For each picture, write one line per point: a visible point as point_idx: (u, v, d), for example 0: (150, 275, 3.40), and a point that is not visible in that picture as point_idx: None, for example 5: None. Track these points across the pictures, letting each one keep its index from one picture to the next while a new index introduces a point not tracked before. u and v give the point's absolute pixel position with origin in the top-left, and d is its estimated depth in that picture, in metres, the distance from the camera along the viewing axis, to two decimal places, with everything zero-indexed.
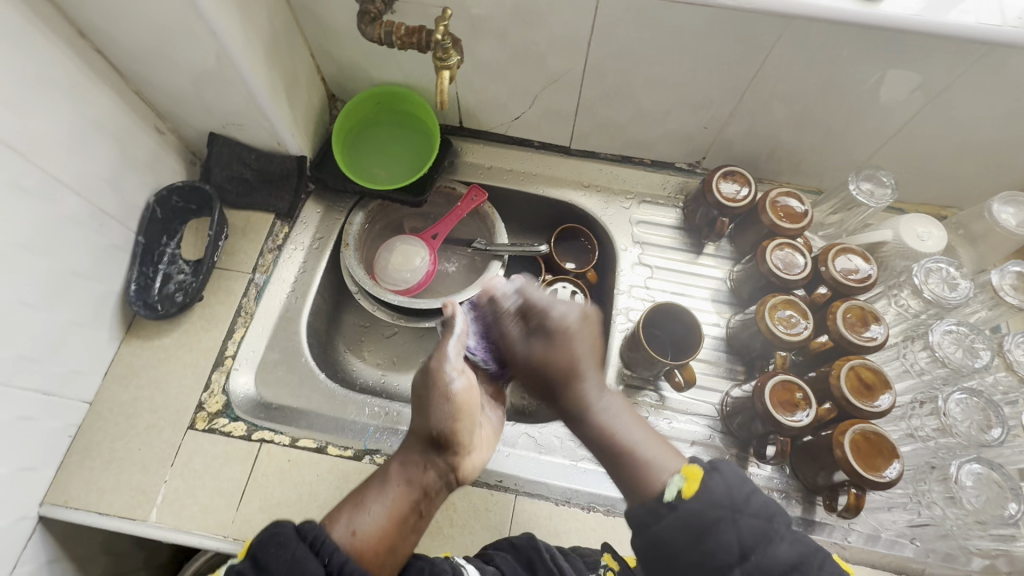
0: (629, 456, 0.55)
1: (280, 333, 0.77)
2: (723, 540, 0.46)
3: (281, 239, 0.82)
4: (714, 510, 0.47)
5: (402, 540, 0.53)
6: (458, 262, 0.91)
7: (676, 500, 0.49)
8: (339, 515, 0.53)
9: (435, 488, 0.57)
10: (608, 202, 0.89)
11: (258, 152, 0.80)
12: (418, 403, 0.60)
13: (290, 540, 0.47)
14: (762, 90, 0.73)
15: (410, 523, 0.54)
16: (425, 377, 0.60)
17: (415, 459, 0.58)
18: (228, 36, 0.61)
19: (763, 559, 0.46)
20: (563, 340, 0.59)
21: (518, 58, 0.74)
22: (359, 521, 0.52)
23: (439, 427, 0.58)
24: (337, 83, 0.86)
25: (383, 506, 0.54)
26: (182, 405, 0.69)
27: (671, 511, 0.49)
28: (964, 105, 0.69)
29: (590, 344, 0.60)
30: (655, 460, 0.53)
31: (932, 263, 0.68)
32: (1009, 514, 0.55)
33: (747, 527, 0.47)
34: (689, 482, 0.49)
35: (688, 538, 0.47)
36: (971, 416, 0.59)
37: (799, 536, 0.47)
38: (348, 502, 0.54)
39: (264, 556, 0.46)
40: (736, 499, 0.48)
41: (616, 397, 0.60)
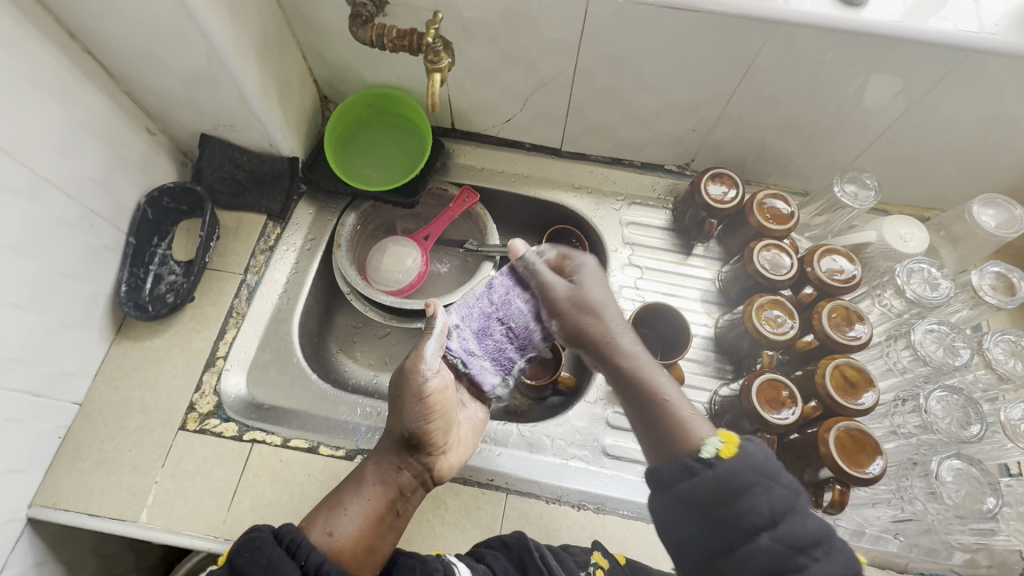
0: (665, 412, 0.52)
1: (272, 334, 0.77)
2: (757, 503, 0.44)
3: (272, 240, 0.82)
4: (752, 472, 0.45)
5: (379, 539, 0.54)
6: (450, 263, 0.91)
7: (714, 457, 0.46)
8: (316, 517, 0.53)
9: (411, 488, 0.58)
10: (599, 204, 0.90)
11: (250, 152, 0.80)
12: (394, 402, 0.62)
13: (266, 544, 0.47)
14: (749, 94, 0.74)
15: (386, 523, 0.55)
16: (400, 377, 0.62)
17: (390, 457, 0.58)
18: (220, 38, 0.62)
19: (793, 528, 0.43)
20: (593, 284, 0.61)
21: (509, 61, 0.75)
22: (336, 523, 0.52)
23: (413, 426, 0.59)
24: (329, 84, 0.87)
25: (359, 507, 0.54)
26: (173, 406, 0.69)
27: (705, 467, 0.46)
28: (945, 109, 0.70)
29: (614, 304, 0.61)
30: (688, 416, 0.50)
31: (914, 264, 0.69)
32: (986, 509, 0.56)
33: (780, 494, 0.44)
34: (728, 445, 0.47)
35: (722, 491, 0.45)
36: (951, 413, 0.60)
37: (827, 516, 0.45)
38: (326, 502, 0.55)
39: (241, 561, 0.47)
40: (772, 468, 0.45)
41: (650, 354, 0.58)
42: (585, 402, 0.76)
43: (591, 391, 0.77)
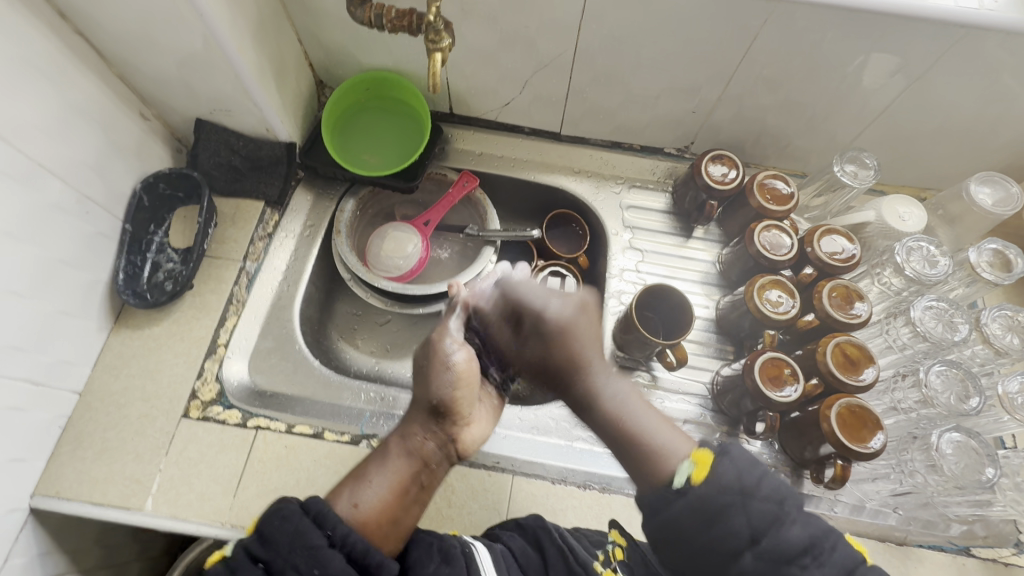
0: (641, 446, 0.55)
1: (273, 321, 0.76)
2: (736, 526, 0.47)
3: (271, 227, 0.81)
4: (729, 492, 0.47)
5: (404, 511, 0.53)
6: (450, 249, 0.91)
7: (686, 484, 0.49)
8: (341, 489, 0.54)
9: (434, 461, 0.58)
10: (599, 188, 0.90)
11: (246, 138, 0.79)
12: (420, 374, 0.62)
13: (293, 514, 0.47)
14: (749, 75, 0.74)
15: (411, 497, 0.55)
16: (427, 349, 0.63)
17: (412, 430, 0.59)
18: (215, 17, 0.60)
19: (772, 543, 0.46)
20: (567, 334, 0.63)
21: (508, 43, 0.74)
22: (361, 495, 0.52)
23: (439, 395, 0.60)
24: (325, 68, 0.85)
25: (384, 478, 0.54)
26: (175, 394, 0.69)
27: (681, 495, 0.49)
28: (944, 87, 0.70)
29: (591, 338, 0.64)
30: (664, 447, 0.54)
31: (913, 242, 0.70)
32: (986, 479, 0.57)
33: (758, 511, 0.47)
34: (699, 467, 0.49)
35: (702, 519, 0.47)
36: (950, 387, 0.61)
37: (810, 519, 0.48)
38: (351, 476, 0.55)
39: (269, 531, 0.47)
40: (747, 483, 0.48)
41: (624, 384, 0.62)
42: None
43: None
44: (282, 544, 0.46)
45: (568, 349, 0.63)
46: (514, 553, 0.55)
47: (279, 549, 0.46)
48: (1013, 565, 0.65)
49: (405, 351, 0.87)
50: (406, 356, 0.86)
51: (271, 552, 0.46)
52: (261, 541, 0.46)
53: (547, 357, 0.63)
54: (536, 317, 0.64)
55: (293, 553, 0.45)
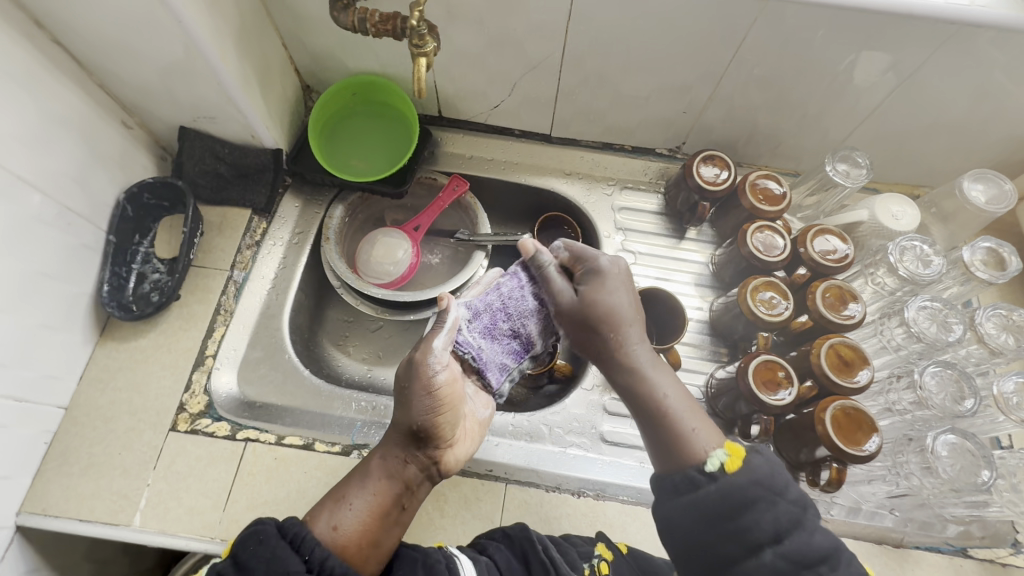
0: (670, 424, 0.54)
1: (262, 331, 0.75)
2: (761, 519, 0.46)
3: (259, 235, 0.80)
4: (760, 486, 0.48)
5: (384, 533, 0.52)
6: (441, 254, 0.90)
7: (716, 470, 0.49)
8: (320, 511, 0.52)
9: (416, 483, 0.56)
10: (591, 190, 0.89)
11: (231, 145, 0.78)
12: (400, 395, 0.58)
13: (270, 537, 0.48)
14: (739, 74, 0.74)
15: (392, 517, 0.53)
16: (407, 369, 0.58)
17: (393, 449, 0.56)
18: (195, 25, 0.59)
19: (795, 544, 0.46)
20: (611, 287, 0.63)
21: (496, 45, 0.73)
22: (340, 518, 0.51)
23: (419, 420, 0.56)
24: (311, 73, 0.84)
25: (364, 500, 0.53)
26: (162, 406, 0.68)
27: (711, 481, 0.49)
28: (935, 84, 0.70)
29: (632, 305, 0.62)
30: (692, 434, 0.52)
31: (907, 242, 0.69)
32: (982, 481, 0.57)
33: (784, 511, 0.47)
34: (732, 458, 0.49)
35: (728, 509, 0.47)
36: (945, 388, 0.61)
37: (829, 529, 0.48)
38: (329, 496, 0.54)
39: (245, 554, 0.47)
40: (778, 480, 0.48)
41: (659, 360, 0.60)
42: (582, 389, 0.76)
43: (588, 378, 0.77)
44: (259, 568, 0.46)
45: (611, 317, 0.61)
46: (498, 566, 0.54)
47: (255, 573, 0.46)
48: (1010, 565, 0.65)
49: (397, 358, 0.86)
50: (398, 363, 0.85)
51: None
52: (236, 564, 0.46)
53: (590, 313, 0.61)
54: (589, 272, 0.64)
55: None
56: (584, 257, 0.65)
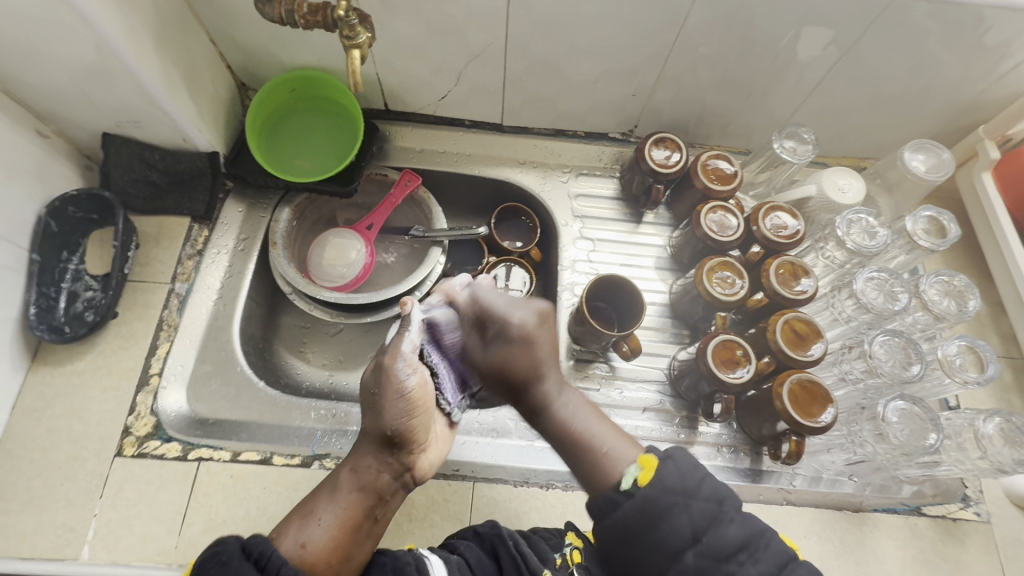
0: (588, 449, 0.53)
1: (211, 344, 0.72)
2: (677, 525, 0.46)
3: (200, 243, 0.76)
4: (677, 493, 0.47)
5: (357, 547, 0.50)
6: (397, 252, 0.87)
7: (632, 488, 0.48)
8: (287, 528, 0.50)
9: (388, 493, 0.55)
10: (546, 177, 0.88)
11: (163, 150, 0.73)
12: (369, 402, 0.57)
13: (232, 558, 0.44)
14: (685, 55, 0.73)
15: (365, 530, 0.52)
16: (376, 374, 0.57)
17: (364, 458, 0.55)
18: (103, 21, 0.55)
19: (712, 541, 0.45)
20: (522, 346, 0.56)
21: (437, 33, 0.71)
22: (309, 534, 0.49)
23: (393, 426, 0.55)
24: (245, 69, 0.80)
25: (334, 514, 0.51)
26: (106, 431, 0.64)
27: (627, 499, 0.47)
28: (873, 57, 0.71)
29: (539, 338, 0.57)
30: (614, 451, 0.51)
31: (853, 215, 0.70)
32: (930, 444, 0.58)
33: (698, 510, 0.46)
34: (645, 471, 0.48)
35: (646, 522, 0.46)
36: (893, 355, 0.63)
37: (748, 516, 0.47)
38: (295, 513, 0.51)
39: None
40: (693, 481, 0.47)
41: (576, 394, 0.58)
42: None
43: None
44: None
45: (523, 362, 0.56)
46: (469, 564, 0.53)
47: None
48: (961, 520, 0.67)
49: (359, 362, 0.83)
50: (360, 367, 0.83)
51: None
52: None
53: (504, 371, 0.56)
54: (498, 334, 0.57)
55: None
56: (491, 300, 0.59)
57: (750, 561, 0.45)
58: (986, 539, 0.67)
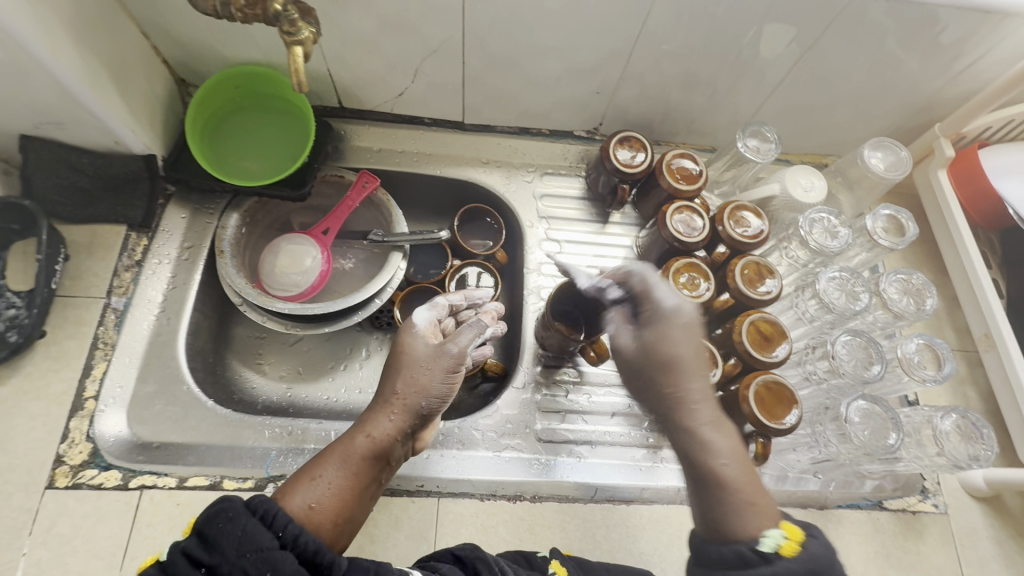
0: (729, 492, 0.48)
1: (154, 362, 0.67)
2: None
3: (139, 253, 0.71)
4: (819, 575, 0.42)
5: (359, 509, 0.50)
6: (355, 257, 0.83)
7: (773, 552, 0.43)
8: (291, 486, 0.48)
9: (395, 459, 0.55)
10: (510, 177, 0.86)
11: (92, 153, 0.67)
12: (412, 371, 0.56)
13: (240, 514, 0.42)
14: (649, 52, 0.71)
15: (368, 492, 0.51)
16: (433, 350, 0.58)
17: (385, 424, 0.53)
18: (10, 15, 0.50)
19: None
20: (673, 344, 0.56)
21: (390, 28, 0.67)
22: (316, 495, 0.47)
23: (429, 403, 0.56)
24: (184, 65, 0.74)
25: (346, 477, 0.49)
26: (35, 462, 0.59)
27: (763, 562, 0.43)
28: (833, 56, 0.71)
29: (695, 359, 0.56)
30: (758, 498, 0.47)
31: (815, 215, 0.70)
32: (890, 444, 0.58)
33: None
34: (790, 541, 0.44)
35: None
36: (855, 355, 0.63)
37: None
38: (301, 470, 0.49)
39: (213, 532, 0.41)
40: (838, 572, 0.43)
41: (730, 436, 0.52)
42: (513, 388, 0.73)
43: (518, 376, 0.74)
44: (229, 548, 0.41)
45: (665, 373, 0.55)
46: None
47: (226, 555, 0.40)
48: (920, 512, 0.69)
49: (319, 373, 0.80)
50: (319, 378, 0.79)
51: (215, 557, 0.40)
52: (205, 543, 0.41)
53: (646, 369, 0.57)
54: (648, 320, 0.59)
55: (241, 559, 0.40)
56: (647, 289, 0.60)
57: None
58: (943, 530, 0.68)
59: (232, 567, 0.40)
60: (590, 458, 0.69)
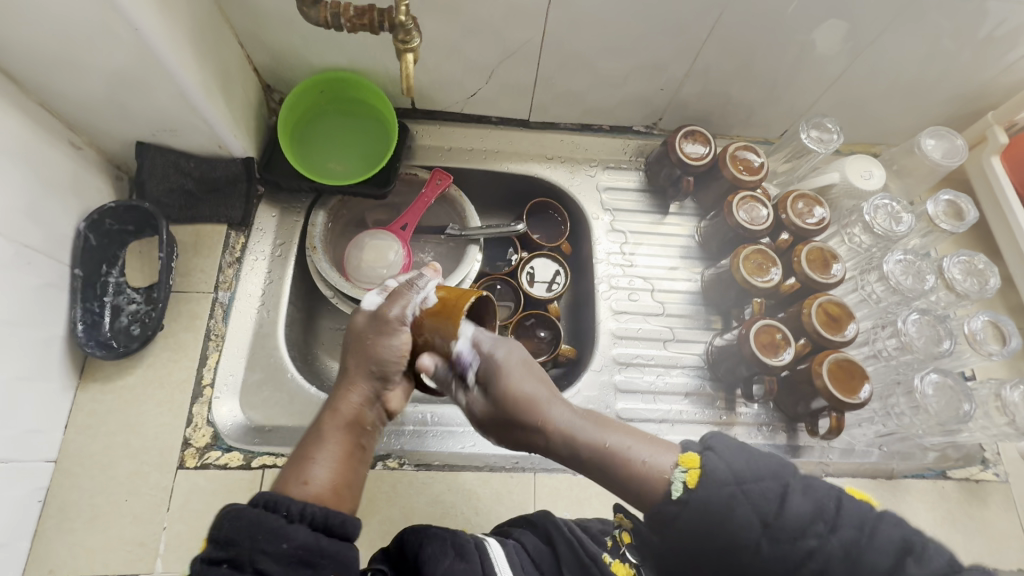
0: (624, 462, 0.49)
1: (259, 352, 0.71)
2: (744, 516, 0.43)
3: (239, 251, 0.75)
4: (728, 486, 0.44)
5: (355, 475, 0.50)
6: (434, 252, 0.87)
7: (683, 492, 0.44)
8: (285, 474, 0.49)
9: (372, 423, 0.54)
10: (574, 172, 0.90)
11: (198, 158, 0.72)
12: (364, 340, 0.54)
13: (244, 508, 0.43)
14: (714, 49, 0.75)
15: (358, 458, 0.51)
16: (374, 318, 0.55)
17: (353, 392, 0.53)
18: (155, 33, 0.54)
19: (782, 524, 0.42)
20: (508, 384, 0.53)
21: (473, 33, 0.71)
22: (309, 472, 0.48)
23: (392, 361, 0.54)
24: (272, 73, 0.78)
25: (331, 451, 0.50)
26: (165, 445, 0.64)
27: (682, 506, 0.44)
28: (891, 49, 0.74)
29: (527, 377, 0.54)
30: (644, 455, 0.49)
31: (879, 201, 0.74)
32: (964, 413, 0.64)
33: (758, 494, 0.43)
34: (692, 471, 0.45)
35: (710, 524, 0.43)
36: (924, 332, 0.67)
37: (811, 483, 0.44)
38: (291, 460, 0.50)
39: (224, 533, 0.42)
40: (739, 467, 0.44)
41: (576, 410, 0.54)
42: (592, 370, 0.77)
43: (596, 359, 0.78)
44: (243, 539, 0.42)
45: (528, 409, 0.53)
46: (527, 549, 0.54)
47: (241, 545, 0.42)
48: (983, 481, 0.73)
49: None
50: None
51: (232, 550, 0.41)
52: (217, 542, 0.42)
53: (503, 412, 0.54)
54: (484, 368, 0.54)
55: (257, 542, 0.41)
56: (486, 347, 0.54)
57: (826, 533, 0.41)
58: (1006, 498, 0.72)
59: (251, 551, 0.41)
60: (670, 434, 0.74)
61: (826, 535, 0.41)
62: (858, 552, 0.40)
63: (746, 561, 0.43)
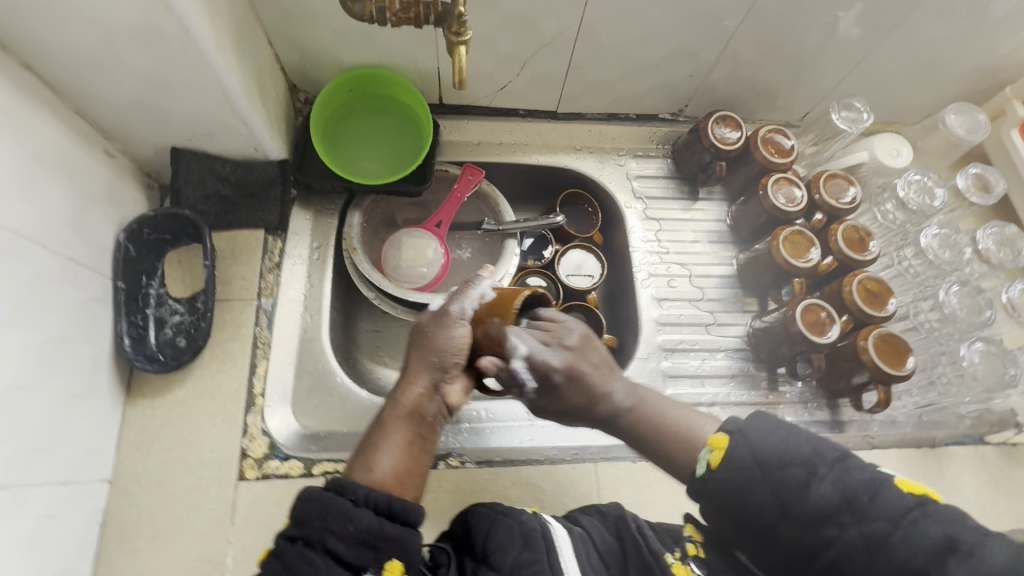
0: (664, 443, 0.53)
1: (306, 358, 0.70)
2: (763, 498, 0.44)
3: (277, 256, 0.73)
4: (750, 469, 0.45)
5: (419, 467, 0.52)
6: (471, 247, 0.87)
7: (707, 471, 0.47)
8: (353, 461, 0.51)
9: (439, 414, 0.55)
10: (603, 162, 0.90)
11: (233, 162, 0.70)
12: (426, 335, 0.56)
13: (316, 492, 0.45)
14: (745, 34, 0.76)
15: (424, 449, 0.53)
16: (435, 312, 0.56)
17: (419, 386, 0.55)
18: (204, 34, 0.52)
19: (803, 508, 0.43)
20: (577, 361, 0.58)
21: (510, 25, 0.70)
22: (374, 462, 0.49)
23: (452, 353, 0.54)
24: (300, 72, 0.76)
25: (398, 442, 0.51)
26: (222, 457, 0.62)
27: (705, 483, 0.47)
28: (915, 28, 0.76)
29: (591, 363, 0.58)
30: (686, 431, 0.52)
31: (913, 176, 0.77)
32: (1009, 377, 0.69)
33: (781, 478, 0.44)
34: (717, 452, 0.47)
35: (733, 500, 0.45)
36: (965, 303, 0.71)
37: (845, 469, 0.43)
38: (359, 449, 0.52)
39: (301, 511, 0.45)
40: (763, 452, 0.45)
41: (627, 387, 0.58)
42: (638, 358, 0.78)
43: (642, 346, 0.79)
44: (316, 520, 0.44)
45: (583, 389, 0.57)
46: (593, 537, 0.54)
47: (315, 525, 0.44)
48: (1020, 444, 0.75)
49: None
50: None
51: (308, 529, 0.44)
52: (294, 521, 0.45)
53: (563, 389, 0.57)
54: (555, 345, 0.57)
55: (328, 525, 0.43)
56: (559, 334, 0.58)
57: (850, 522, 0.41)
58: None
59: (324, 533, 0.43)
60: (720, 415, 0.75)
61: (848, 524, 0.41)
62: (877, 547, 0.40)
63: (772, 540, 0.44)
